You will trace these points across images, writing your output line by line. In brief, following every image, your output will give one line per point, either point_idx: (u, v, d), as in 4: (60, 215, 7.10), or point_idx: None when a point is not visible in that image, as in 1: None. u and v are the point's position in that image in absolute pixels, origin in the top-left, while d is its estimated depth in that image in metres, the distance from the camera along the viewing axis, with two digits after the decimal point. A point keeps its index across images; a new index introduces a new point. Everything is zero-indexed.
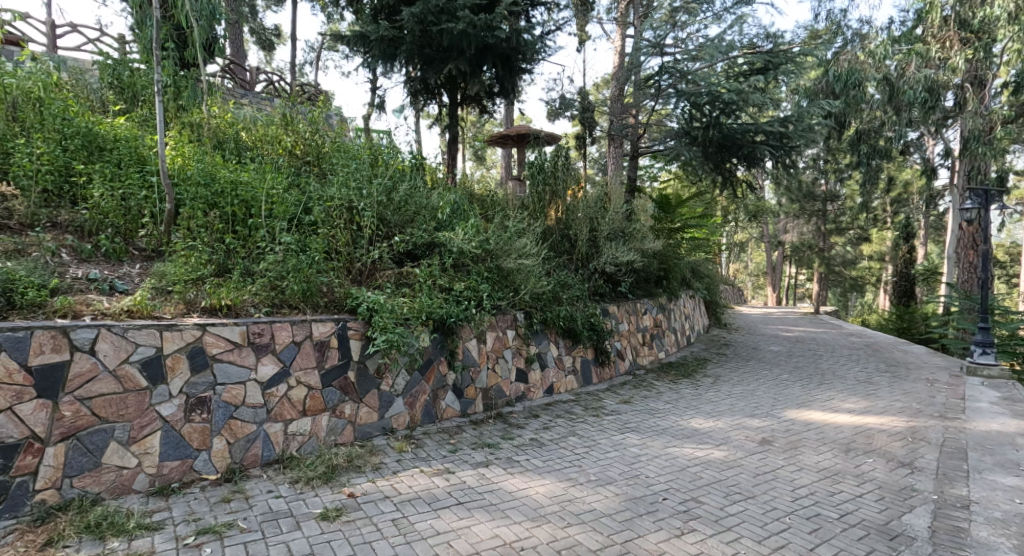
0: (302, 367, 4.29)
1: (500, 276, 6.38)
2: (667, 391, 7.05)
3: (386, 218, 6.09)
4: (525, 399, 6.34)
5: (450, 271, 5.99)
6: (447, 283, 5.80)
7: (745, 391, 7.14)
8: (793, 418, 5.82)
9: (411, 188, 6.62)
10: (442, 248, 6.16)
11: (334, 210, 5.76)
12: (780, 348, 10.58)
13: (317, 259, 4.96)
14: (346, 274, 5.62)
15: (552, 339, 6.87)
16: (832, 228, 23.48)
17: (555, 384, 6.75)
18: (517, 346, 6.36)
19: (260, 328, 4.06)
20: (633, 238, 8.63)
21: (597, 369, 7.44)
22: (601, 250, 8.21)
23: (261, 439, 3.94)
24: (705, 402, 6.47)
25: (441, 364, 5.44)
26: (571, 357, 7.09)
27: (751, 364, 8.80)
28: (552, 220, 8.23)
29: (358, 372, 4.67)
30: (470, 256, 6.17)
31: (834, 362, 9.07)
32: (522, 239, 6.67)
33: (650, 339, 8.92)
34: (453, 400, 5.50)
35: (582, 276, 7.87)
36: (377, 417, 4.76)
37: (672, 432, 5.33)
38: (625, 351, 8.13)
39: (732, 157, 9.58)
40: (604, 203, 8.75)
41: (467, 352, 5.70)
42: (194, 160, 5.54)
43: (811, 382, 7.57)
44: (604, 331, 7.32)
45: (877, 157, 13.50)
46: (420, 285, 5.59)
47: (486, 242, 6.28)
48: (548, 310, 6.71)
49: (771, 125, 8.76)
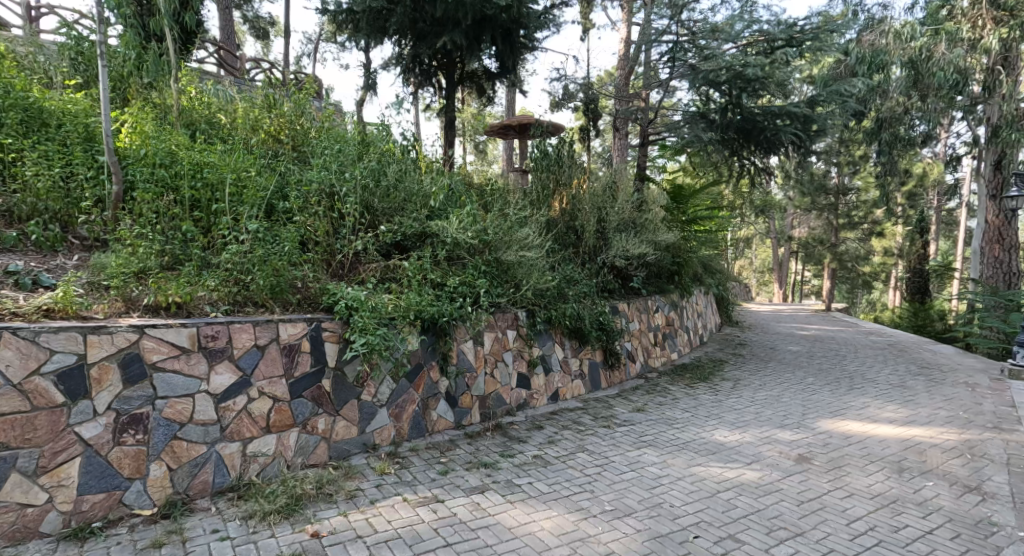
0: (266, 376, 3.68)
1: (500, 271, 5.77)
2: (684, 397, 6.40)
3: (372, 205, 5.48)
4: (527, 407, 5.71)
5: (442, 265, 5.39)
6: (439, 278, 5.21)
7: (770, 397, 6.49)
8: (829, 430, 5.19)
9: (401, 172, 6.00)
10: (434, 239, 5.55)
11: (312, 195, 5.14)
12: (799, 349, 9.92)
13: (289, 250, 4.37)
14: (324, 267, 5.01)
15: (557, 340, 6.22)
16: (843, 223, 22.84)
17: (560, 390, 6.11)
18: (518, 349, 5.74)
19: (215, 330, 3.45)
20: (645, 230, 7.99)
21: (606, 372, 6.81)
22: (609, 243, 7.56)
23: (212, 462, 3.31)
24: (727, 411, 5.83)
25: (433, 370, 4.81)
26: (578, 360, 6.46)
27: (772, 367, 8.15)
28: (556, 210, 7.57)
29: (335, 380, 4.06)
30: (466, 247, 5.56)
31: (861, 364, 8.42)
32: (525, 229, 6.05)
33: (662, 339, 8.29)
34: (446, 411, 4.87)
35: (588, 271, 7.21)
36: (356, 432, 4.14)
37: (695, 447, 4.70)
38: (636, 352, 7.49)
39: (751, 143, 8.74)
40: (613, 192, 8.11)
41: (462, 356, 5.08)
42: (152, 133, 4.89)
43: (840, 387, 6.93)
44: (613, 331, 6.68)
45: (895, 145, 12.80)
46: (409, 280, 4.98)
47: (485, 233, 5.66)
48: (552, 307, 6.07)
49: (796, 106, 7.91)
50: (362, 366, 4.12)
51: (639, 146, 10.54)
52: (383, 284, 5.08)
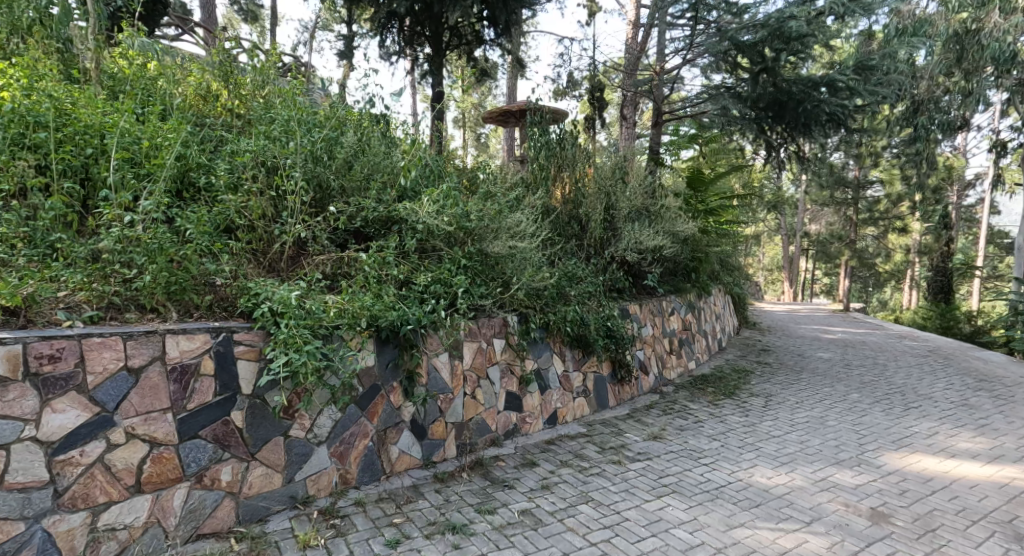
0: (141, 411, 2.65)
1: (485, 265, 4.73)
2: (709, 419, 5.32)
3: (324, 184, 4.44)
4: (518, 434, 4.65)
5: (411, 257, 4.35)
6: (406, 274, 4.20)
7: (812, 419, 5.41)
8: (901, 467, 4.12)
9: (368, 143, 4.95)
10: (402, 225, 4.51)
11: (246, 167, 4.10)
12: (830, 356, 8.81)
13: (199, 236, 3.36)
14: (255, 261, 3.97)
15: (556, 350, 5.14)
16: (862, 219, 21.69)
17: (559, 411, 5.05)
18: (507, 361, 4.66)
19: (55, 349, 2.45)
20: (660, 219, 6.92)
21: (615, 387, 5.74)
22: (618, 234, 6.50)
23: (36, 545, 2.38)
24: (763, 439, 4.75)
25: (394, 393, 3.76)
26: (581, 375, 5.37)
27: (805, 379, 7.07)
28: (558, 197, 6.49)
29: (251, 413, 3.00)
30: (441, 236, 4.52)
31: (908, 376, 7.32)
32: (517, 214, 4.99)
33: (678, 346, 7.21)
34: (410, 445, 3.82)
35: (595, 267, 6.14)
36: (281, 482, 3.09)
37: (734, 495, 3.64)
38: (649, 362, 6.41)
39: (782, 123, 7.62)
40: (623, 176, 7.04)
41: (434, 374, 4.02)
42: (41, 85, 3.87)
43: (894, 405, 5.85)
44: (623, 339, 5.60)
45: (931, 132, 11.66)
46: (366, 277, 3.94)
47: (466, 218, 4.61)
48: (550, 310, 5.01)
49: (842, 72, 6.77)
50: (282, 394, 3.06)
51: (652, 128, 9.47)
52: (331, 283, 4.05)
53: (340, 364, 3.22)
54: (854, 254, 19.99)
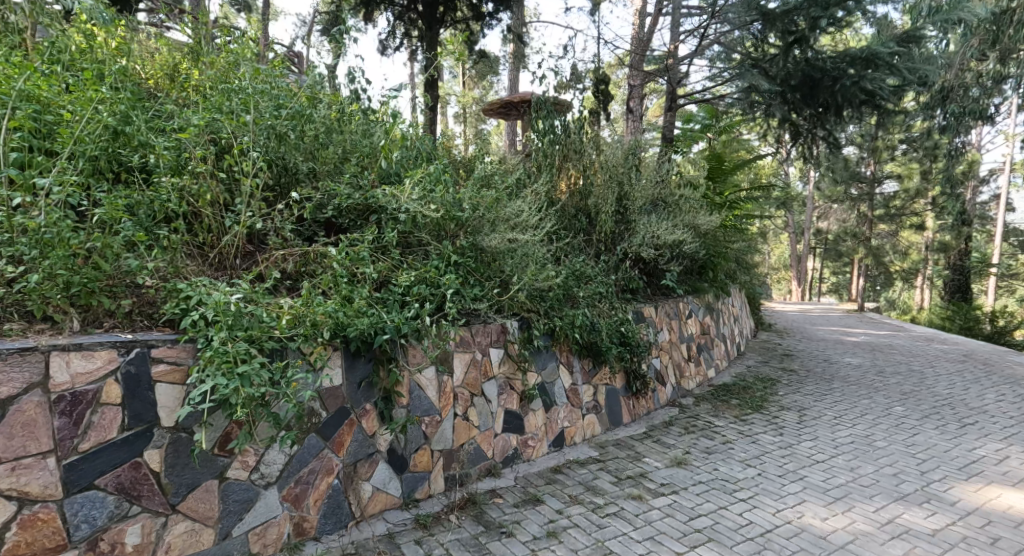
0: (10, 456, 2.04)
1: (481, 262, 4.06)
2: (739, 439, 4.63)
3: (285, 164, 3.81)
4: (518, 460, 3.97)
5: (391, 252, 3.68)
6: (384, 273, 3.54)
7: (859, 438, 4.73)
8: (980, 505, 3.46)
9: (345, 121, 4.29)
10: (381, 214, 3.85)
11: (193, 145, 3.43)
12: (859, 362, 8.12)
13: (119, 227, 2.73)
14: (195, 257, 3.30)
15: (562, 360, 4.47)
16: (877, 216, 20.95)
17: (566, 431, 4.37)
18: (505, 375, 3.99)
19: None
20: (678, 212, 6.24)
21: (628, 401, 5.06)
22: (631, 228, 5.82)
23: None
24: (806, 466, 4.06)
25: (366, 418, 3.10)
26: (591, 388, 4.69)
27: (839, 389, 6.37)
28: (564, 189, 5.82)
29: (172, 453, 2.33)
30: (428, 227, 3.85)
31: (951, 385, 6.64)
32: (517, 203, 4.32)
33: (696, 352, 6.52)
34: (387, 481, 3.15)
35: (605, 264, 5.44)
36: (212, 540, 2.45)
37: (787, 546, 2.99)
38: (666, 372, 5.72)
39: (810, 107, 6.91)
40: (636, 163, 6.32)
41: (417, 393, 3.37)
42: None
43: (947, 422, 5.17)
44: (638, 346, 4.92)
45: (961, 121, 10.95)
46: (333, 276, 3.27)
47: (457, 207, 3.95)
48: (556, 314, 4.33)
49: (886, 44, 6.19)
50: (202, 429, 2.35)
51: (665, 114, 8.76)
52: (282, 285, 3.37)
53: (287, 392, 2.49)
54: (870, 252, 19.21)
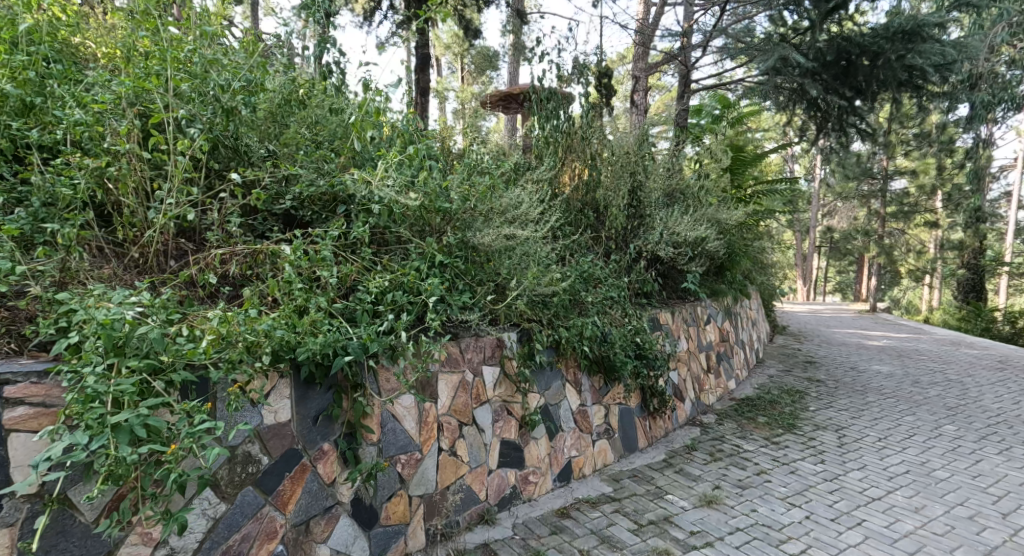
0: None
1: (472, 262, 3.40)
2: (776, 469, 3.97)
3: (233, 142, 3.13)
4: (517, 501, 3.31)
5: (360, 252, 3.02)
6: (351, 276, 2.89)
7: (914, 466, 4.06)
8: None
9: (311, 95, 3.62)
10: (350, 205, 3.18)
11: (115, 117, 2.75)
12: (888, 370, 7.45)
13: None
14: (106, 259, 2.64)
15: (569, 376, 3.81)
16: (889, 213, 20.26)
17: (574, 461, 3.71)
18: (501, 398, 3.34)
19: None
20: (696, 205, 5.57)
21: (644, 422, 4.39)
22: (646, 223, 5.15)
23: None
24: (861, 506, 3.41)
25: (323, 462, 2.44)
26: (602, 409, 4.04)
27: (877, 403, 5.70)
28: (569, 183, 5.16)
29: (25, 532, 1.72)
30: (407, 220, 3.19)
31: (1000, 398, 5.97)
32: (516, 191, 3.68)
33: (716, 362, 5.86)
34: (350, 541, 2.49)
35: (616, 265, 4.77)
36: None
37: None
38: (684, 386, 5.06)
39: (845, 87, 6.29)
40: (649, 150, 5.63)
41: (390, 427, 2.72)
42: None
43: (1011, 446, 4.50)
44: (656, 359, 4.26)
45: (988, 109, 10.30)
46: (284, 280, 2.61)
47: (444, 196, 3.30)
48: (561, 323, 3.67)
49: (931, 14, 5.70)
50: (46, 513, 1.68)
51: (678, 100, 8.08)
52: (219, 291, 2.70)
53: (175, 450, 1.77)
54: (882, 251, 18.51)
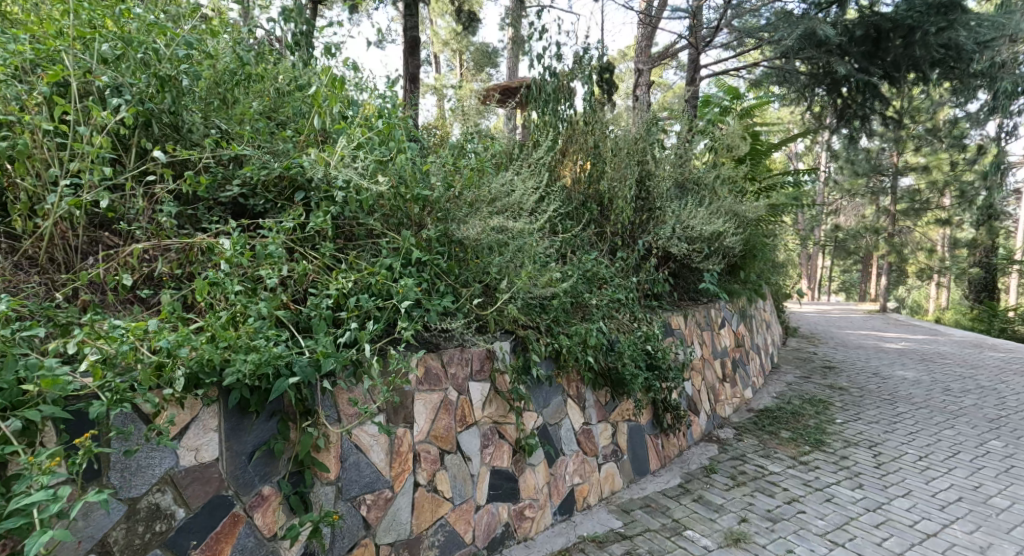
0: None
1: (455, 259, 2.91)
2: (809, 496, 3.47)
3: (170, 116, 2.64)
4: (510, 542, 2.81)
5: (318, 247, 2.51)
6: (306, 277, 2.38)
7: (968, 492, 3.56)
8: None
9: (271, 66, 3.12)
10: (310, 191, 2.68)
11: (16, 83, 2.25)
12: (914, 376, 6.91)
13: None
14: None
15: (570, 391, 3.31)
16: (899, 210, 19.71)
17: (577, 490, 3.21)
18: (490, 419, 2.84)
19: None
20: (709, 197, 5.07)
21: (655, 440, 3.89)
22: (655, 217, 4.65)
23: None
24: (916, 545, 2.92)
25: (261, 511, 1.94)
26: (608, 428, 3.53)
27: (910, 415, 5.18)
28: (570, 174, 4.64)
29: None
30: (379, 208, 2.70)
31: None
32: (509, 177, 3.19)
33: (731, 369, 5.34)
34: None
35: (623, 264, 4.26)
36: None
37: None
38: (699, 398, 4.54)
39: (879, 64, 5.87)
40: (658, 137, 5.12)
41: (352, 461, 2.22)
42: None
43: None
44: (670, 369, 3.75)
45: (1012, 98, 9.79)
46: (218, 283, 2.11)
47: (422, 181, 2.80)
48: (561, 329, 3.17)
49: None
50: None
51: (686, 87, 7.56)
52: (142, 296, 2.21)
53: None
54: (893, 249, 17.96)
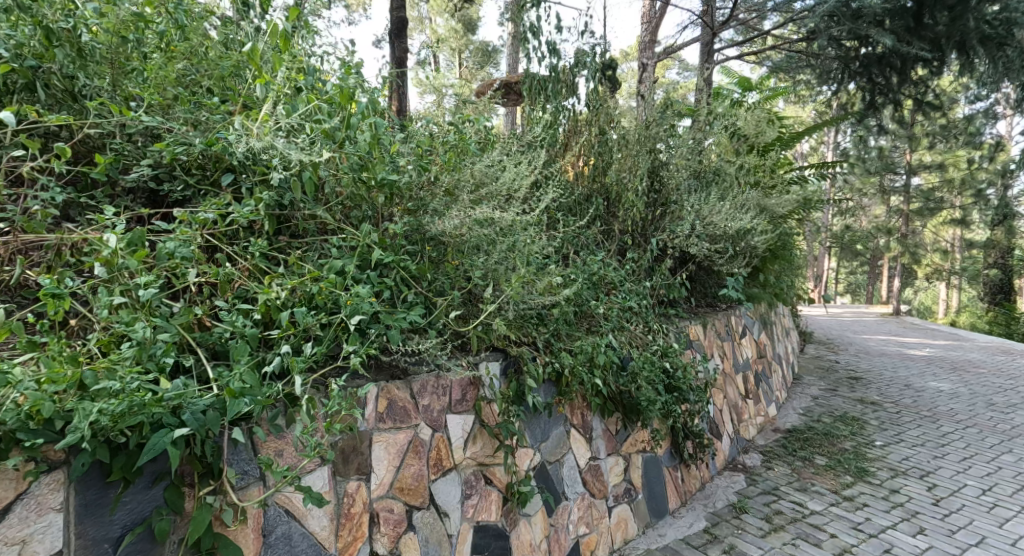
0: None
1: (430, 260, 2.32)
2: (863, 545, 2.88)
3: (63, 79, 2.08)
4: None
5: (243, 244, 1.93)
6: (225, 284, 1.80)
7: None
8: None
9: (203, 24, 2.51)
10: (241, 173, 2.09)
11: None
12: (951, 388, 6.30)
13: None
14: None
15: (574, 419, 2.73)
16: (912, 210, 19.08)
17: (582, 542, 2.62)
18: (474, 462, 2.25)
19: None
20: (730, 190, 4.48)
21: (674, 473, 3.29)
22: (670, 212, 4.08)
23: None
24: None
25: None
26: (620, 462, 2.95)
27: (957, 436, 4.58)
28: (573, 164, 4.05)
29: None
30: (328, 196, 2.12)
31: None
32: (498, 160, 2.61)
33: (754, 384, 4.75)
34: None
35: (634, 266, 3.67)
36: None
37: None
38: (721, 419, 3.95)
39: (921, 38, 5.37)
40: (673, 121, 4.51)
41: (278, 535, 1.64)
42: None
43: None
44: (692, 390, 3.16)
45: None
46: (88, 294, 1.54)
47: (388, 163, 2.22)
48: (562, 345, 2.58)
49: None
50: None
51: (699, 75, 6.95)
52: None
53: None
54: (906, 250, 17.33)
